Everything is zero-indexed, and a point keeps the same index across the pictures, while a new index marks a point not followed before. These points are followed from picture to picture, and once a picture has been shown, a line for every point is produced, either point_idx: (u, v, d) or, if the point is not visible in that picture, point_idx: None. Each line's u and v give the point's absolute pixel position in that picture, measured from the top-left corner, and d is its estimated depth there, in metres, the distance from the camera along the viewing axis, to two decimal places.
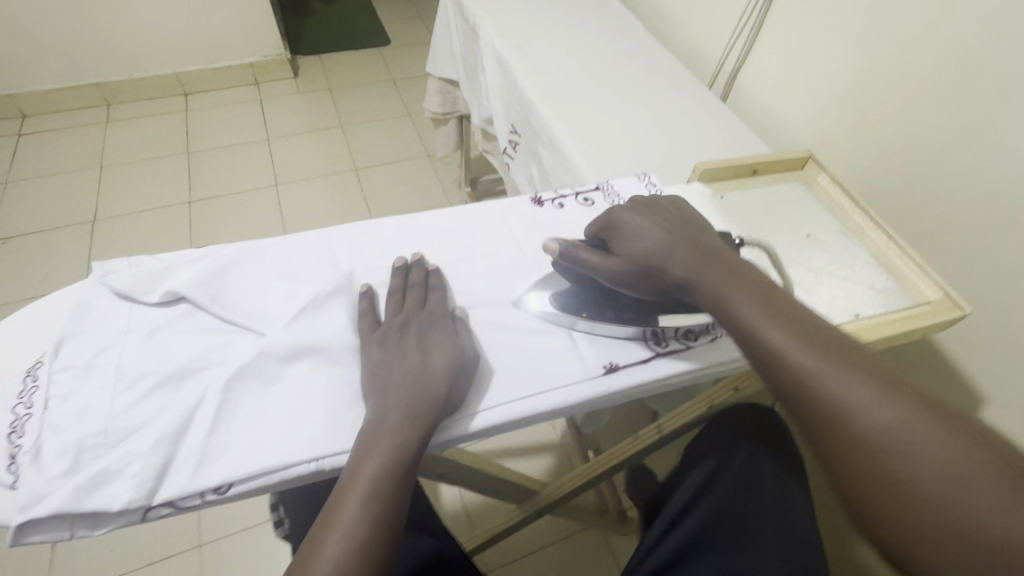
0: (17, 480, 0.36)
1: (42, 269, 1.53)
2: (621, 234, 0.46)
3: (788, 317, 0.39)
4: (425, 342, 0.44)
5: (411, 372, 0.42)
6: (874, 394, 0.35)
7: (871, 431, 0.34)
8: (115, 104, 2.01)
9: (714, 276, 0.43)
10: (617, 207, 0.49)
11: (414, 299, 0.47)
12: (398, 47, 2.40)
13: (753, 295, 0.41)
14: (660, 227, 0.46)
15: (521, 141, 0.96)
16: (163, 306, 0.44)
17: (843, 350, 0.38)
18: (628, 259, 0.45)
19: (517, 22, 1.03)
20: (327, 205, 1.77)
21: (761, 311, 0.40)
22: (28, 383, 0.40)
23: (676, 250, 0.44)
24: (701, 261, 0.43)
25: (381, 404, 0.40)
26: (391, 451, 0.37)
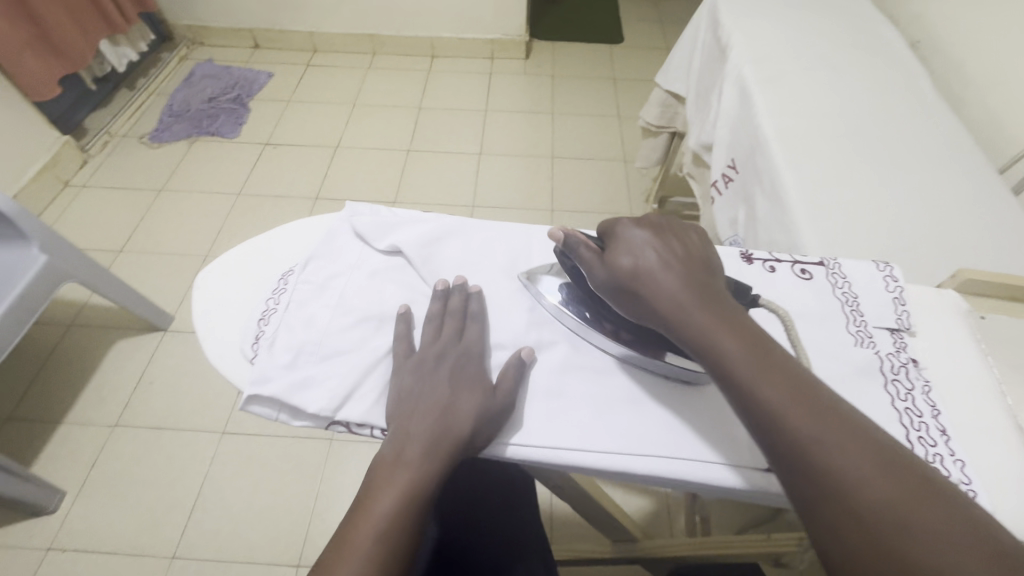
0: (255, 357, 0.45)
1: (292, 176, 1.89)
2: (616, 247, 0.41)
3: (771, 362, 0.35)
4: (456, 379, 0.43)
5: (438, 403, 0.41)
6: (858, 447, 0.32)
7: (846, 488, 0.31)
8: (379, 54, 2.35)
9: (703, 310, 0.37)
10: (624, 218, 0.44)
11: (450, 329, 0.45)
12: (629, 47, 2.39)
13: (737, 332, 0.36)
14: (650, 246, 0.40)
15: (737, 178, 0.90)
16: (386, 254, 0.51)
17: (826, 396, 0.34)
18: (613, 276, 0.41)
19: (774, 53, 0.95)
20: (517, 183, 1.87)
21: (744, 347, 0.35)
22: (280, 283, 0.50)
23: (668, 278, 0.38)
24: (691, 288, 0.38)
25: (399, 434, 0.40)
26: (406, 489, 0.37)
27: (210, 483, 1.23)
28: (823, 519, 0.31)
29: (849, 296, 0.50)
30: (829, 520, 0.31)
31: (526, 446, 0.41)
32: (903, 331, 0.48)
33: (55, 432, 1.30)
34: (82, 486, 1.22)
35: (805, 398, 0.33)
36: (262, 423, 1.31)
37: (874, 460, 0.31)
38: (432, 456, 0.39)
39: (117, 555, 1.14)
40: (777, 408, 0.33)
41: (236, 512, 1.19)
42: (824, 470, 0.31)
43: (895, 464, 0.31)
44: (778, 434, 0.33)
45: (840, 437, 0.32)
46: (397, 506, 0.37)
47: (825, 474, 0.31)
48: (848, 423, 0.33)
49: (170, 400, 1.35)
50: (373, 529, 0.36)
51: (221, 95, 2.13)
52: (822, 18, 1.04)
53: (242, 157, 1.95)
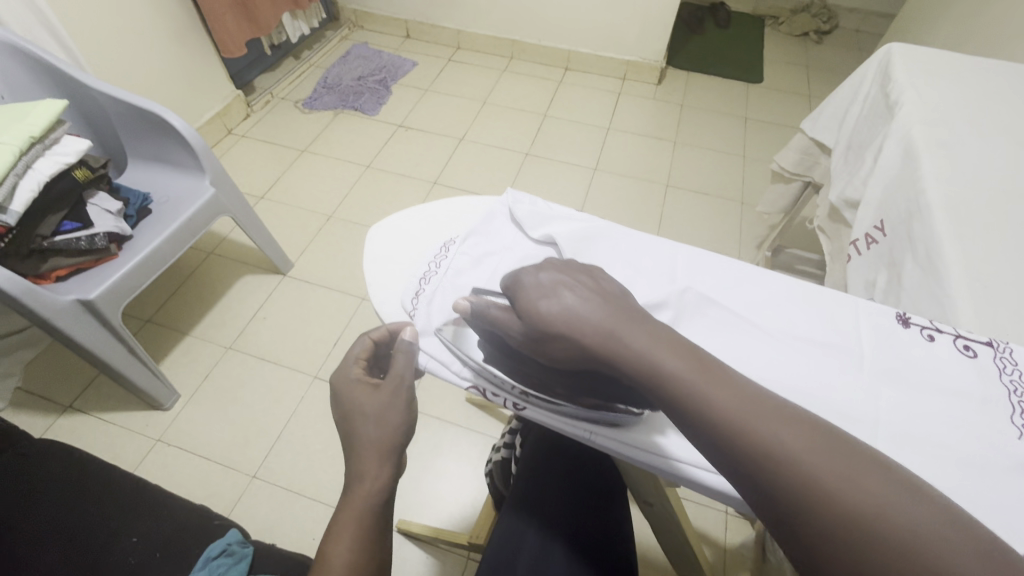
0: (415, 311, 0.50)
1: (417, 158, 2.03)
2: (525, 292, 0.41)
3: (703, 392, 0.35)
4: (363, 394, 0.45)
5: (360, 430, 0.44)
6: (806, 441, 0.32)
7: (818, 490, 0.30)
8: (516, 59, 2.46)
9: (633, 341, 0.37)
10: (523, 269, 0.44)
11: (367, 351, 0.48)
12: (768, 89, 2.31)
13: (674, 362, 0.36)
14: (560, 284, 0.41)
15: (883, 240, 0.85)
16: (537, 244, 0.54)
17: (764, 404, 0.34)
18: (530, 322, 0.40)
19: (950, 116, 0.89)
20: (627, 203, 1.87)
21: (686, 375, 0.36)
22: (441, 251, 0.55)
23: (593, 312, 0.38)
24: (614, 319, 0.38)
25: (352, 459, 0.43)
26: (368, 501, 0.42)
27: (296, 418, 1.34)
28: (804, 529, 0.31)
29: (1018, 384, 0.46)
30: (810, 523, 0.30)
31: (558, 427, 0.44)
32: None
33: (182, 342, 1.48)
34: (193, 393, 1.38)
35: (753, 414, 0.34)
36: None
37: (842, 458, 0.32)
38: (379, 469, 0.43)
39: (210, 461, 1.27)
40: (733, 431, 0.33)
41: (312, 450, 1.29)
42: (789, 474, 0.31)
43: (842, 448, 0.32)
44: (740, 453, 0.33)
45: (802, 446, 0.32)
46: (364, 515, 0.42)
47: (798, 481, 0.31)
48: (785, 421, 0.33)
49: (277, 337, 1.49)
50: (352, 538, 0.41)
51: (370, 75, 2.33)
52: (1012, 87, 0.95)
53: (377, 133, 2.12)
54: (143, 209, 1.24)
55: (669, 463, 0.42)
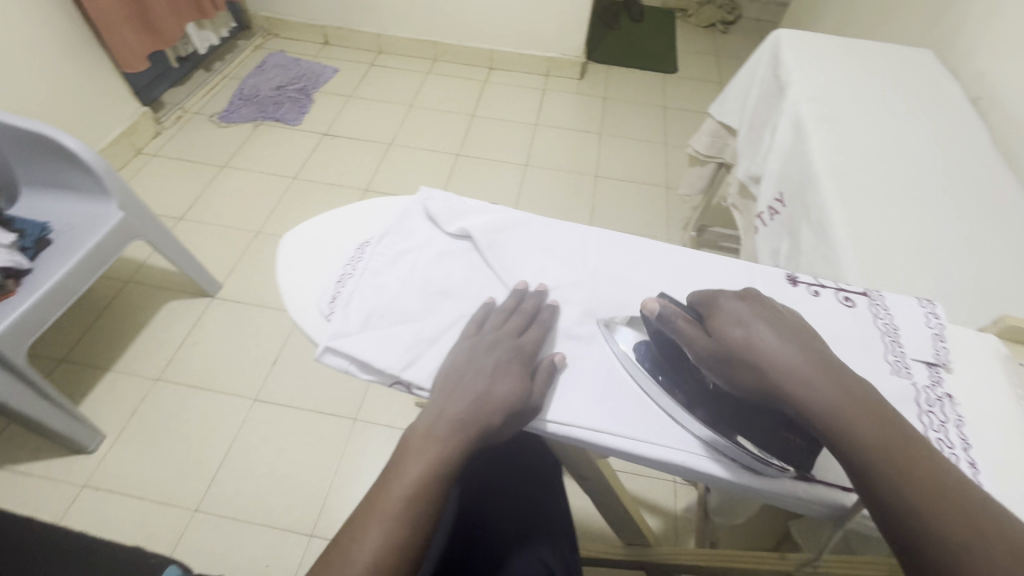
0: (331, 315, 0.50)
1: (345, 166, 1.98)
2: (721, 318, 0.43)
3: (894, 443, 0.36)
4: (499, 369, 0.45)
5: (476, 389, 0.44)
6: (999, 541, 0.32)
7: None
8: (440, 61, 2.45)
9: (825, 384, 0.38)
10: (725, 293, 0.45)
11: (514, 324, 0.48)
12: (683, 78, 2.43)
13: (867, 408, 0.37)
14: (758, 320, 0.42)
15: (784, 211, 0.92)
16: (454, 238, 0.55)
17: (961, 490, 0.34)
18: (721, 346, 0.42)
19: (834, 93, 0.97)
20: (560, 196, 1.92)
21: (872, 424, 0.37)
22: (357, 253, 0.55)
23: (788, 350, 0.40)
24: (818, 363, 0.39)
25: (435, 411, 0.43)
26: (429, 467, 0.41)
27: (239, 444, 1.28)
28: None
29: (889, 326, 0.52)
30: None
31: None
32: (940, 367, 0.49)
33: (102, 378, 1.38)
34: (120, 431, 1.29)
35: (953, 495, 0.34)
36: (292, 395, 1.37)
37: None
38: (457, 446, 0.42)
39: (146, 500, 1.20)
40: (914, 501, 0.34)
41: (258, 475, 1.24)
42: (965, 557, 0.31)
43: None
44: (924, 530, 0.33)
45: (992, 542, 0.31)
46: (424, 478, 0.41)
47: None
48: (981, 515, 0.33)
49: (210, 362, 1.42)
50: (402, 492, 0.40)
51: (289, 84, 2.25)
52: (885, 65, 1.05)
53: (302, 143, 2.05)
54: (43, 240, 1.15)
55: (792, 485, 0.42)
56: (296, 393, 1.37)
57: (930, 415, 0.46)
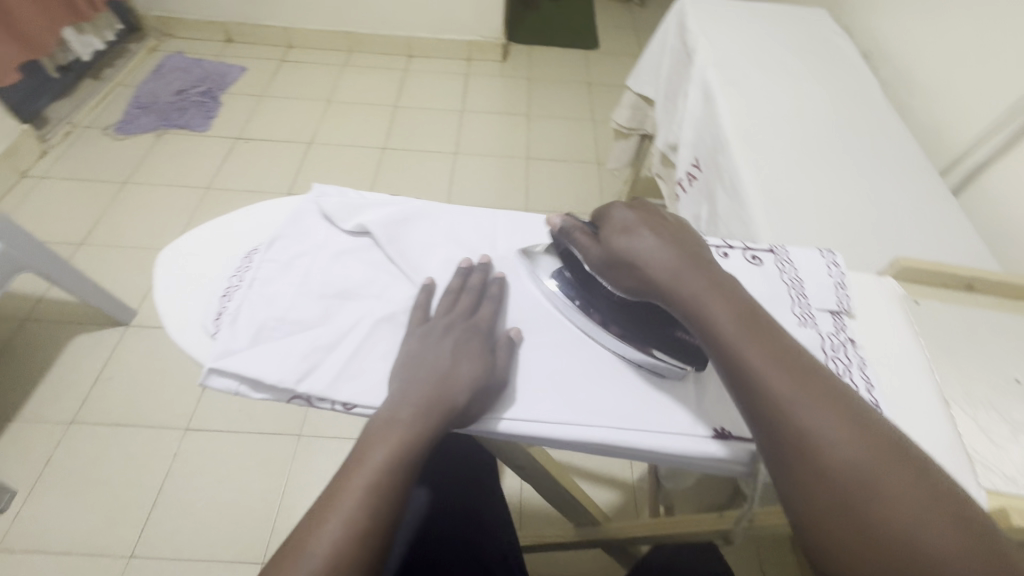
0: (217, 333, 0.45)
1: (264, 171, 1.87)
2: (611, 226, 0.45)
3: (754, 330, 0.39)
4: (459, 350, 0.44)
5: (436, 370, 0.42)
6: (829, 410, 0.35)
7: (816, 444, 0.35)
8: (356, 52, 2.34)
9: (697, 281, 0.41)
10: (617, 202, 0.47)
11: (465, 304, 0.47)
12: (605, 54, 2.44)
13: (729, 300, 0.40)
14: (645, 227, 0.44)
15: (700, 176, 0.93)
16: (353, 236, 0.52)
17: (806, 366, 0.37)
18: (607, 253, 0.44)
19: (738, 56, 0.99)
20: (493, 182, 1.89)
21: (739, 317, 0.39)
22: (245, 262, 0.50)
23: (668, 254, 0.42)
24: (689, 262, 0.42)
25: (397, 394, 0.41)
26: (399, 444, 0.39)
27: (173, 479, 1.20)
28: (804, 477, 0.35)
29: (794, 279, 0.53)
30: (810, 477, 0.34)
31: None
32: (844, 314, 0.51)
33: (7, 429, 1.24)
34: (33, 484, 1.18)
35: (799, 372, 0.37)
36: (228, 418, 1.28)
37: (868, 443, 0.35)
38: (418, 419, 0.40)
39: (73, 554, 1.10)
40: (769, 379, 0.36)
41: (198, 509, 1.16)
42: (804, 433, 0.35)
43: (866, 428, 0.35)
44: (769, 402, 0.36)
45: (823, 410, 0.35)
46: (389, 461, 0.38)
47: (815, 440, 0.35)
48: (819, 387, 0.36)
49: (131, 396, 1.31)
50: (367, 478, 0.37)
51: (192, 87, 2.09)
52: (784, 27, 1.08)
53: (213, 150, 1.91)
54: None
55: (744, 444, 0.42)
56: (232, 416, 1.29)
57: (836, 361, 0.47)
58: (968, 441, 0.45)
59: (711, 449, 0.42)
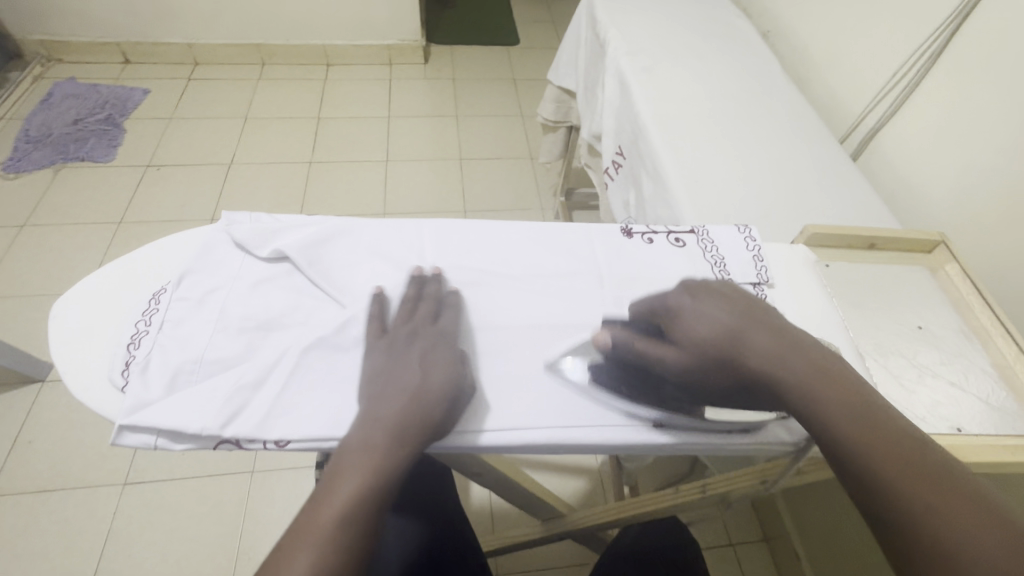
0: (126, 385, 0.42)
1: (181, 198, 1.76)
2: (682, 318, 0.42)
3: (872, 430, 0.36)
4: (426, 361, 0.43)
5: (406, 389, 0.41)
6: (976, 525, 0.32)
7: (969, 566, 0.31)
8: (269, 64, 2.24)
9: (798, 374, 0.38)
10: (679, 289, 0.44)
11: (425, 313, 0.46)
12: (526, 48, 2.46)
13: (837, 395, 0.37)
14: (722, 315, 0.42)
15: (625, 163, 0.95)
16: (270, 262, 0.49)
17: (938, 472, 0.34)
18: (688, 349, 0.41)
19: (648, 44, 1.01)
20: (429, 187, 1.86)
21: (827, 388, 0.38)
22: (151, 304, 0.47)
23: (756, 344, 0.40)
24: (785, 354, 0.39)
25: (367, 419, 0.40)
26: (370, 469, 0.37)
27: (115, 541, 1.10)
28: None
29: (716, 256, 0.55)
30: None
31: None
32: (764, 285, 0.53)
33: None
34: None
35: (927, 478, 0.34)
36: (170, 466, 1.20)
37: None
38: (393, 441, 0.39)
39: None
40: (893, 484, 0.34)
41: (147, 567, 1.08)
42: (949, 550, 0.31)
43: (1023, 544, 0.31)
44: (900, 515, 0.33)
45: (967, 524, 0.32)
46: (361, 486, 0.37)
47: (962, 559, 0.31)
48: (962, 500, 0.33)
49: (55, 458, 1.20)
50: (340, 508, 0.36)
51: (88, 115, 1.93)
52: (689, 13, 1.12)
53: (121, 181, 1.78)
54: None
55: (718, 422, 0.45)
56: (175, 463, 1.20)
57: None
58: (885, 390, 0.49)
59: (652, 435, 0.43)
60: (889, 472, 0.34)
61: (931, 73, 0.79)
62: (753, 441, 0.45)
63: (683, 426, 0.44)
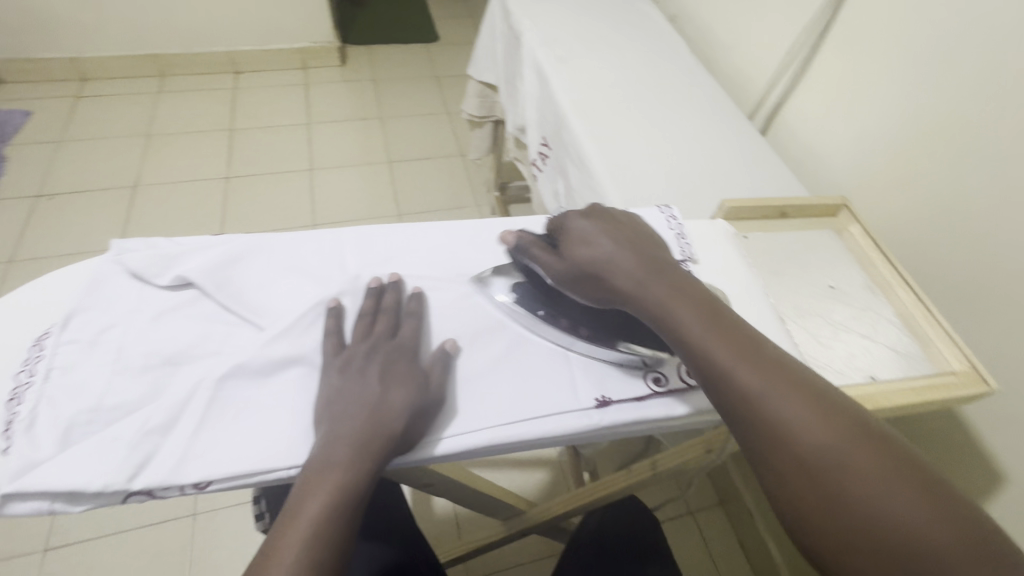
0: (9, 447, 0.37)
1: (82, 228, 1.60)
2: (570, 238, 0.44)
3: (718, 325, 0.38)
4: (387, 375, 0.41)
5: (366, 402, 0.39)
6: (799, 399, 0.35)
7: (789, 432, 0.34)
8: (169, 75, 2.08)
9: (660, 285, 0.41)
10: (570, 212, 0.46)
11: (383, 327, 0.44)
12: (446, 44, 2.42)
13: (690, 299, 0.40)
14: (600, 236, 0.44)
15: (551, 153, 0.95)
16: (174, 291, 0.45)
17: (772, 356, 0.37)
18: (570, 264, 0.44)
19: (561, 34, 1.02)
20: (359, 193, 1.80)
21: (686, 299, 0.40)
22: (34, 351, 0.42)
23: (628, 260, 0.42)
24: (648, 266, 0.42)
25: (329, 438, 0.37)
26: (335, 490, 0.35)
27: None
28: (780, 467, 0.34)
29: None
30: (785, 468, 0.33)
31: (274, 470, 0.38)
32: (688, 261, 0.55)
33: None
34: None
35: (762, 360, 0.36)
36: (96, 523, 1.09)
37: (840, 429, 0.33)
38: (357, 456, 0.37)
39: None
40: (731, 368, 0.36)
41: None
42: (776, 422, 0.34)
43: (836, 412, 0.34)
44: (736, 395, 0.36)
45: (791, 398, 0.35)
46: (326, 508, 0.35)
47: (782, 426, 0.34)
48: (791, 377, 0.36)
49: None
50: (304, 533, 0.33)
51: None
52: (598, 1, 1.14)
53: (8, 216, 1.60)
54: None
55: (676, 399, 0.46)
56: (101, 519, 1.09)
57: None
58: (806, 350, 0.52)
59: (595, 418, 0.44)
60: (730, 359, 0.36)
61: (821, 47, 0.84)
62: (697, 413, 0.46)
63: (624, 406, 0.45)
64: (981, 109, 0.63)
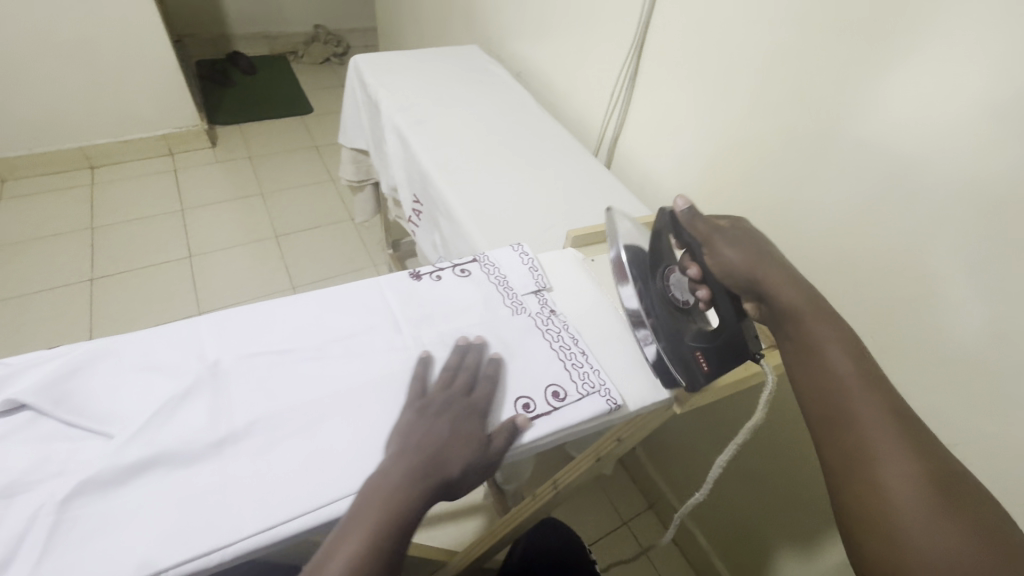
0: None
1: None
2: (728, 238, 0.55)
3: (849, 351, 0.47)
4: (457, 428, 0.45)
5: (437, 446, 0.44)
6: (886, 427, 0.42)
7: (867, 442, 0.42)
8: (11, 179, 1.89)
9: (798, 306, 0.51)
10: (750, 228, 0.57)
11: (462, 383, 0.49)
12: (321, 115, 2.45)
13: (832, 329, 0.49)
14: (757, 256, 0.54)
15: (424, 209, 1.00)
16: (3, 417, 0.42)
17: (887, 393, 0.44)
18: (717, 254, 0.55)
19: (417, 98, 1.09)
20: (246, 272, 1.73)
21: (820, 326, 0.49)
22: None
23: (774, 274, 0.53)
24: (802, 295, 0.51)
25: (393, 468, 0.42)
26: (384, 520, 0.39)
27: None
28: (844, 471, 0.42)
29: (498, 277, 0.61)
30: (848, 470, 0.42)
31: None
32: (543, 290, 0.62)
33: None
34: None
35: (870, 389, 0.44)
36: None
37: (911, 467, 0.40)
38: (417, 492, 0.41)
39: None
40: (841, 381, 0.45)
41: None
42: (858, 433, 0.43)
43: (921, 452, 0.41)
44: (836, 404, 0.45)
45: (879, 425, 0.42)
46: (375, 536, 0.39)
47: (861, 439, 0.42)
48: (900, 414, 0.43)
49: None
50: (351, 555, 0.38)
51: None
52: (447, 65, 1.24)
53: None
54: None
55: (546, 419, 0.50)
56: None
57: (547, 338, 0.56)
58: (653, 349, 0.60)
59: None
60: (844, 375, 0.46)
61: (636, 87, 0.98)
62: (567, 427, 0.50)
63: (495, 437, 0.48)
64: (757, 125, 0.78)
